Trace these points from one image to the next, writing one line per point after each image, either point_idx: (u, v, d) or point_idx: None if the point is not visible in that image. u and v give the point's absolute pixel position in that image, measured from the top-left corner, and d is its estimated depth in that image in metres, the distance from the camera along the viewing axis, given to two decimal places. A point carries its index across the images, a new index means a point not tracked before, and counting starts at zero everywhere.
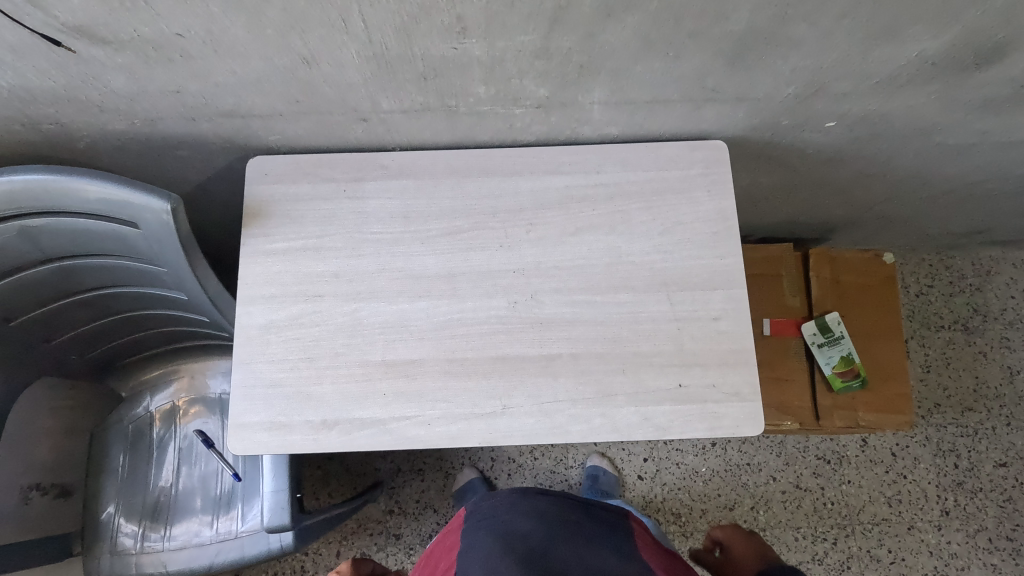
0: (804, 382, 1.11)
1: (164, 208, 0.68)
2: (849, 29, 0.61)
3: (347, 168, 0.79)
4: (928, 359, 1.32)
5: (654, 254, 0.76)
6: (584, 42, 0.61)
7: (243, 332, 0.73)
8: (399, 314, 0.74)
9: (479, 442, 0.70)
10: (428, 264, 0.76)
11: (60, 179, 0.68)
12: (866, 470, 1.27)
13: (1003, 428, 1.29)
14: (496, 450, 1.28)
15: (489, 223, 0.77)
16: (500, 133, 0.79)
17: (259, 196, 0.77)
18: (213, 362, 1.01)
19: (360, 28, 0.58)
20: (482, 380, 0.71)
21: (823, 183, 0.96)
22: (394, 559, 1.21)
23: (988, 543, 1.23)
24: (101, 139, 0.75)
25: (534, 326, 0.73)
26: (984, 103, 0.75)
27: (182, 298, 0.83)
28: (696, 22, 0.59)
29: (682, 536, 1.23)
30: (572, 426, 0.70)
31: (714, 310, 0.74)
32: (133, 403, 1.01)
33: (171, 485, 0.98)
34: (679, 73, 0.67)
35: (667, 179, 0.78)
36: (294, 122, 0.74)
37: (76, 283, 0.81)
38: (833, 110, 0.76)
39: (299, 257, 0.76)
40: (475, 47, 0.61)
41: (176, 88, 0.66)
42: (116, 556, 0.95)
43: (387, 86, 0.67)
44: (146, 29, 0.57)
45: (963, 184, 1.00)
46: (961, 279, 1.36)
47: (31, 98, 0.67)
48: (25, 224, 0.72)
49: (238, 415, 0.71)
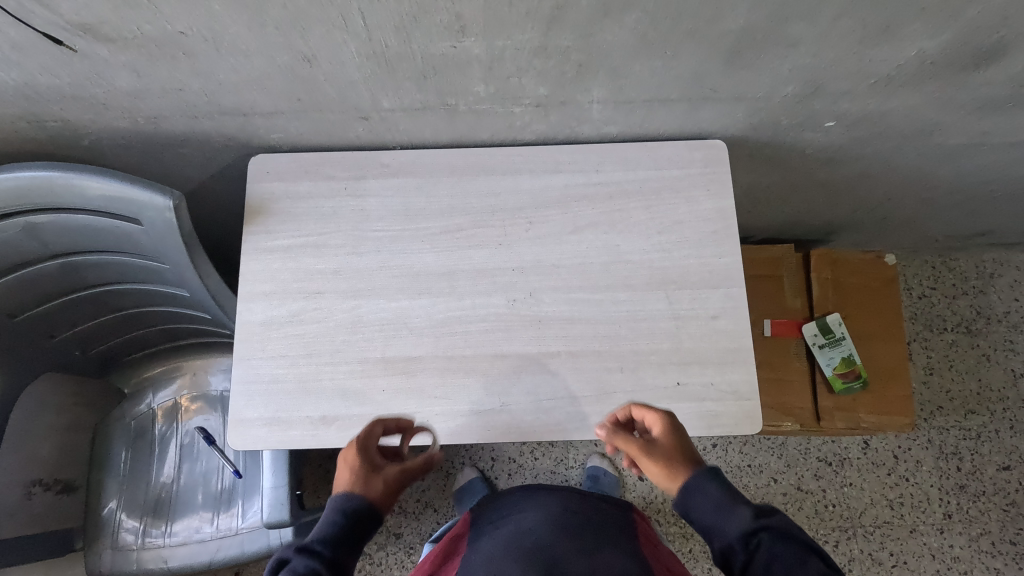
0: (804, 383, 1.11)
1: (167, 205, 0.69)
2: (846, 27, 0.61)
3: (347, 167, 0.79)
4: (931, 361, 1.32)
5: (652, 253, 0.76)
6: (582, 40, 0.61)
7: (244, 328, 0.74)
8: (398, 312, 0.74)
9: (478, 438, 0.70)
10: (429, 261, 0.76)
11: (63, 176, 0.68)
12: (868, 473, 1.27)
13: (1005, 430, 1.28)
14: (497, 450, 1.28)
15: (489, 221, 0.77)
16: (500, 131, 0.79)
17: (260, 193, 0.78)
18: (215, 359, 1.02)
19: (360, 26, 0.58)
20: (482, 377, 0.71)
21: (824, 183, 0.96)
22: (395, 558, 1.20)
23: (991, 547, 1.22)
24: (105, 137, 0.76)
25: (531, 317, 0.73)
26: (984, 102, 0.75)
27: (184, 295, 0.84)
28: (694, 21, 0.59)
29: (682, 537, 1.22)
30: (570, 423, 0.70)
31: (712, 309, 0.74)
32: (135, 400, 1.02)
33: (172, 481, 0.99)
34: (677, 72, 0.68)
35: (666, 179, 0.78)
36: (296, 119, 0.75)
37: (80, 280, 0.82)
38: (832, 110, 0.76)
39: (300, 254, 0.76)
40: (474, 46, 0.62)
41: (178, 86, 0.67)
42: (116, 551, 0.95)
43: (387, 85, 0.68)
44: (148, 27, 0.58)
45: (965, 186, 1.00)
46: (965, 282, 1.36)
47: (36, 95, 0.67)
48: (29, 220, 0.72)
49: (238, 410, 0.71)
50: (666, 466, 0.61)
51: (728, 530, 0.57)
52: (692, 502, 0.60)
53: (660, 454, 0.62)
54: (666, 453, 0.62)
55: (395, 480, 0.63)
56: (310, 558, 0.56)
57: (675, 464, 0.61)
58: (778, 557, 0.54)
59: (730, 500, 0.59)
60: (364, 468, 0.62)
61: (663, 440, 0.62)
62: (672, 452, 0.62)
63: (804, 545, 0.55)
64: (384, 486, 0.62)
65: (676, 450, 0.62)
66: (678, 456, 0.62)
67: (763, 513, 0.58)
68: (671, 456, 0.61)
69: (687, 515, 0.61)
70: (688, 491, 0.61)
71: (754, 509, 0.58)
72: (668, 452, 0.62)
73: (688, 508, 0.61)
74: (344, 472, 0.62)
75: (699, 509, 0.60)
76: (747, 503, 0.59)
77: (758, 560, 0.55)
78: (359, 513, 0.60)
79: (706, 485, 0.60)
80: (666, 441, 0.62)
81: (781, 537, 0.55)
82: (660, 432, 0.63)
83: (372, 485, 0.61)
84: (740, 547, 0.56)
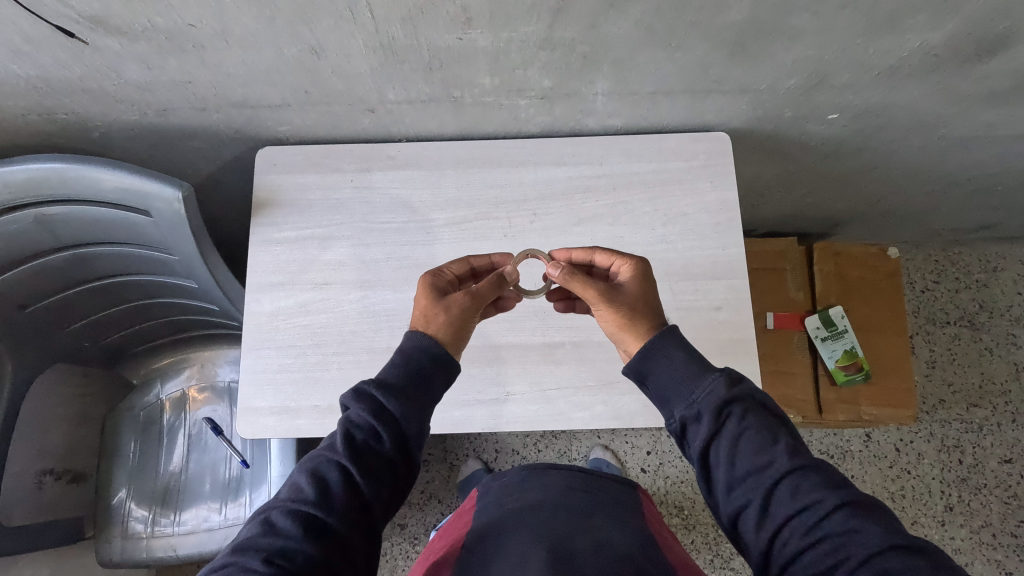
0: (807, 376, 1.11)
1: (176, 196, 0.70)
2: (850, 19, 0.61)
3: (354, 159, 0.80)
4: (934, 355, 1.32)
5: (656, 245, 0.76)
6: (587, 32, 0.62)
7: (252, 319, 0.75)
8: (403, 302, 0.75)
9: (483, 427, 0.71)
10: (433, 253, 0.77)
11: (75, 168, 0.69)
12: (870, 465, 1.27)
13: (1008, 424, 1.29)
14: (501, 441, 1.29)
15: (494, 214, 0.78)
16: (505, 124, 0.80)
17: (268, 186, 0.79)
18: (222, 351, 1.03)
19: (367, 19, 0.59)
20: (487, 367, 0.72)
21: (827, 176, 0.97)
22: (399, 549, 1.22)
23: (992, 538, 1.23)
24: (114, 129, 0.77)
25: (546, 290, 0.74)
26: (988, 95, 0.75)
27: (192, 287, 0.85)
28: (699, 12, 0.60)
29: (684, 528, 1.23)
30: (574, 413, 0.71)
31: (715, 300, 0.75)
32: (144, 391, 1.03)
33: (181, 471, 1.00)
34: (682, 64, 0.68)
35: (670, 171, 0.79)
36: (303, 112, 0.75)
37: (90, 272, 0.84)
38: (837, 102, 0.76)
39: (307, 246, 0.77)
40: (481, 37, 0.62)
41: (187, 78, 0.68)
42: (127, 540, 0.97)
43: (394, 77, 0.68)
44: (159, 19, 0.59)
45: (968, 179, 1.00)
46: (968, 275, 1.36)
47: (47, 87, 0.68)
48: (41, 212, 0.74)
49: (247, 399, 0.72)
50: (626, 313, 0.60)
51: (695, 401, 0.54)
52: (655, 368, 0.57)
53: (622, 301, 0.60)
54: (629, 304, 0.61)
55: (465, 305, 0.61)
56: (368, 411, 0.53)
57: (636, 313, 0.60)
58: (747, 432, 0.51)
59: (701, 369, 0.55)
60: (433, 300, 0.62)
61: (626, 284, 0.63)
62: (635, 303, 0.61)
63: (773, 418, 0.53)
64: (448, 316, 0.60)
65: (638, 303, 0.61)
66: (642, 307, 0.61)
67: (733, 383, 0.54)
68: (633, 306, 0.60)
69: (642, 377, 0.58)
70: (650, 347, 0.57)
71: (725, 376, 0.55)
72: (631, 302, 0.61)
73: (648, 372, 0.57)
74: (414, 309, 0.62)
75: (662, 366, 0.56)
76: (716, 371, 0.55)
77: (724, 434, 0.52)
78: (419, 349, 0.58)
79: (671, 351, 0.57)
80: (630, 284, 0.63)
81: (754, 409, 0.53)
82: (628, 280, 0.63)
83: (434, 319, 0.60)
84: (708, 420, 0.52)
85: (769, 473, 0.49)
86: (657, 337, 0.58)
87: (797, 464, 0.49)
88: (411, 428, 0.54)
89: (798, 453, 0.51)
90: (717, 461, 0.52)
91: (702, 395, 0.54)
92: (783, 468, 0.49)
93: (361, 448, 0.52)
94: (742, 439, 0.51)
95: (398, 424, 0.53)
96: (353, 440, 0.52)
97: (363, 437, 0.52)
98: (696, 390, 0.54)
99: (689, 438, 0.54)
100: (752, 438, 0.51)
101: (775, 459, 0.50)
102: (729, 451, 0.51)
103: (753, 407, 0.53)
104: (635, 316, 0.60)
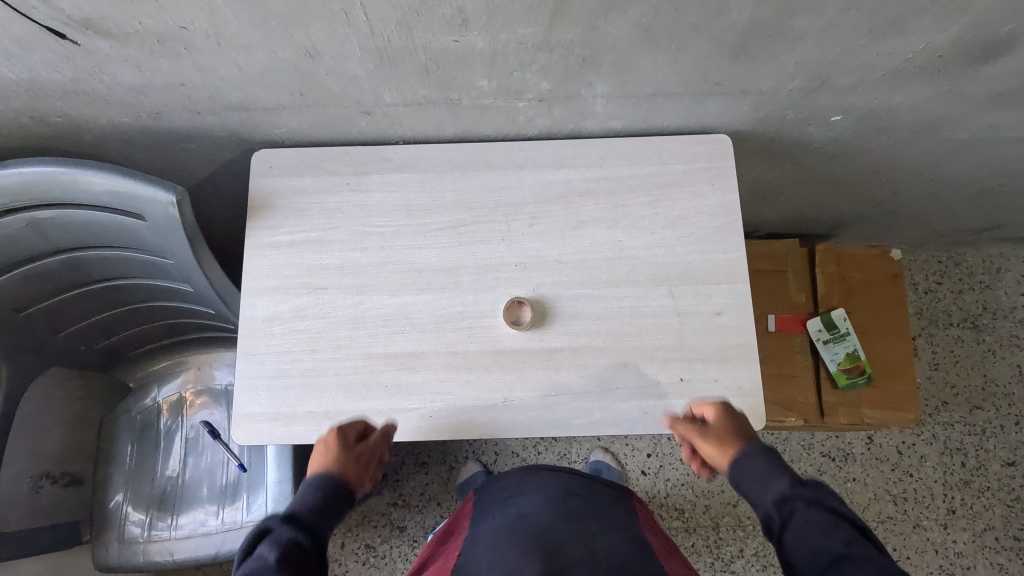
0: (809, 379, 1.10)
1: (170, 200, 0.69)
2: (853, 21, 0.60)
3: (350, 162, 0.79)
4: (936, 357, 1.31)
5: (656, 248, 0.76)
6: (586, 34, 0.61)
7: (247, 324, 0.74)
8: (400, 307, 0.74)
9: (481, 433, 0.70)
10: (430, 257, 0.76)
11: (68, 171, 0.68)
12: (871, 468, 1.26)
13: (1011, 426, 1.28)
14: (500, 444, 1.28)
15: (492, 217, 0.77)
16: (503, 126, 0.79)
17: (264, 189, 0.78)
18: (219, 354, 1.02)
19: (362, 21, 0.58)
20: (484, 373, 0.72)
21: (829, 178, 0.96)
22: (398, 551, 1.21)
23: (994, 542, 1.22)
24: (107, 132, 0.76)
25: (532, 307, 0.73)
26: (993, 97, 0.74)
27: (187, 291, 0.84)
28: (699, 14, 0.59)
29: (684, 531, 1.22)
30: (572, 419, 0.70)
31: (715, 305, 0.74)
32: (140, 394, 1.02)
33: (178, 476, 0.99)
34: (682, 66, 0.67)
35: (670, 174, 0.78)
36: (298, 114, 0.74)
37: (84, 275, 0.83)
38: (839, 104, 0.75)
39: (303, 250, 0.76)
40: (477, 40, 0.61)
41: (180, 81, 0.67)
42: (123, 544, 0.96)
43: (390, 79, 0.68)
44: (150, 21, 0.58)
45: (973, 181, 0.99)
46: (971, 277, 1.35)
47: (39, 90, 0.67)
48: (34, 215, 0.73)
49: (242, 405, 0.71)
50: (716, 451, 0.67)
51: (769, 496, 0.62)
52: (742, 467, 0.65)
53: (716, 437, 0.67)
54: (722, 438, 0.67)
55: (367, 459, 0.69)
56: (294, 531, 0.62)
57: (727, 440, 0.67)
58: (810, 519, 0.57)
59: (778, 471, 0.63)
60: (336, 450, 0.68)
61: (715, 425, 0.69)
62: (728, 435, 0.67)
63: (837, 512, 0.57)
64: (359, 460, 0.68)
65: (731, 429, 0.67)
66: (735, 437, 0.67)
67: (801, 483, 0.61)
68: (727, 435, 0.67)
69: (738, 485, 0.66)
70: (737, 462, 0.66)
71: (796, 478, 0.62)
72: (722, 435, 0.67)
73: (738, 475, 0.66)
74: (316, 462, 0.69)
75: (745, 470, 0.65)
76: (790, 475, 0.63)
77: (793, 523, 0.58)
78: (329, 482, 0.68)
79: (756, 455, 0.65)
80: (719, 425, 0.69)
81: (816, 502, 0.59)
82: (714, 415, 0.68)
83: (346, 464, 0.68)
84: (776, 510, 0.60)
85: (825, 557, 0.54)
86: (749, 456, 0.65)
87: (852, 549, 0.53)
88: (323, 542, 0.64)
89: (858, 542, 0.54)
90: (792, 543, 0.57)
91: (774, 494, 0.62)
92: (838, 550, 0.53)
93: (295, 557, 0.60)
94: (807, 525, 0.57)
95: (315, 538, 0.63)
96: (285, 555, 0.59)
97: (289, 552, 0.60)
98: (774, 490, 0.62)
99: (771, 529, 0.61)
100: (816, 530, 0.56)
101: (833, 544, 0.54)
102: (796, 538, 0.57)
103: (818, 501, 0.59)
104: (726, 443, 0.67)
